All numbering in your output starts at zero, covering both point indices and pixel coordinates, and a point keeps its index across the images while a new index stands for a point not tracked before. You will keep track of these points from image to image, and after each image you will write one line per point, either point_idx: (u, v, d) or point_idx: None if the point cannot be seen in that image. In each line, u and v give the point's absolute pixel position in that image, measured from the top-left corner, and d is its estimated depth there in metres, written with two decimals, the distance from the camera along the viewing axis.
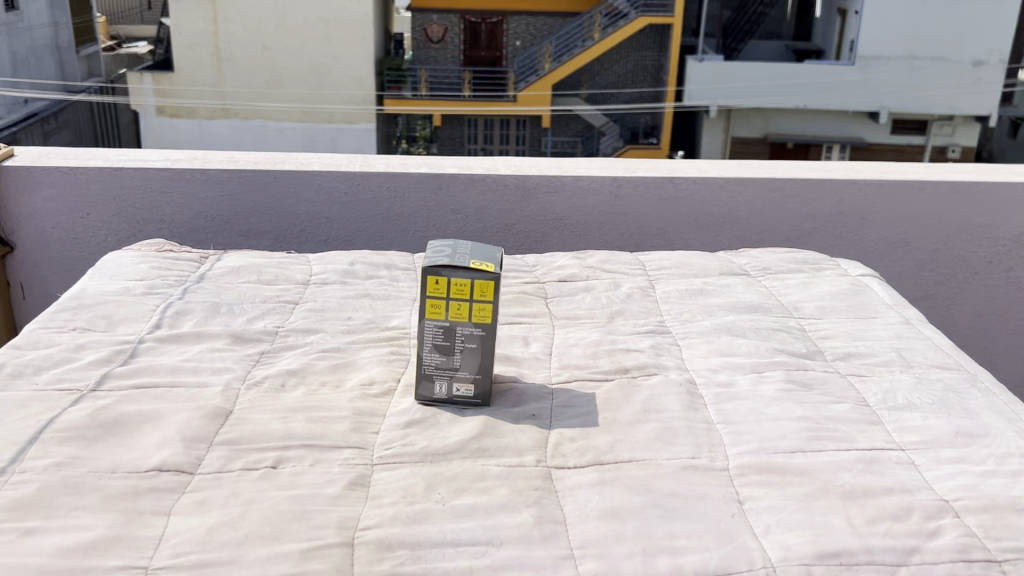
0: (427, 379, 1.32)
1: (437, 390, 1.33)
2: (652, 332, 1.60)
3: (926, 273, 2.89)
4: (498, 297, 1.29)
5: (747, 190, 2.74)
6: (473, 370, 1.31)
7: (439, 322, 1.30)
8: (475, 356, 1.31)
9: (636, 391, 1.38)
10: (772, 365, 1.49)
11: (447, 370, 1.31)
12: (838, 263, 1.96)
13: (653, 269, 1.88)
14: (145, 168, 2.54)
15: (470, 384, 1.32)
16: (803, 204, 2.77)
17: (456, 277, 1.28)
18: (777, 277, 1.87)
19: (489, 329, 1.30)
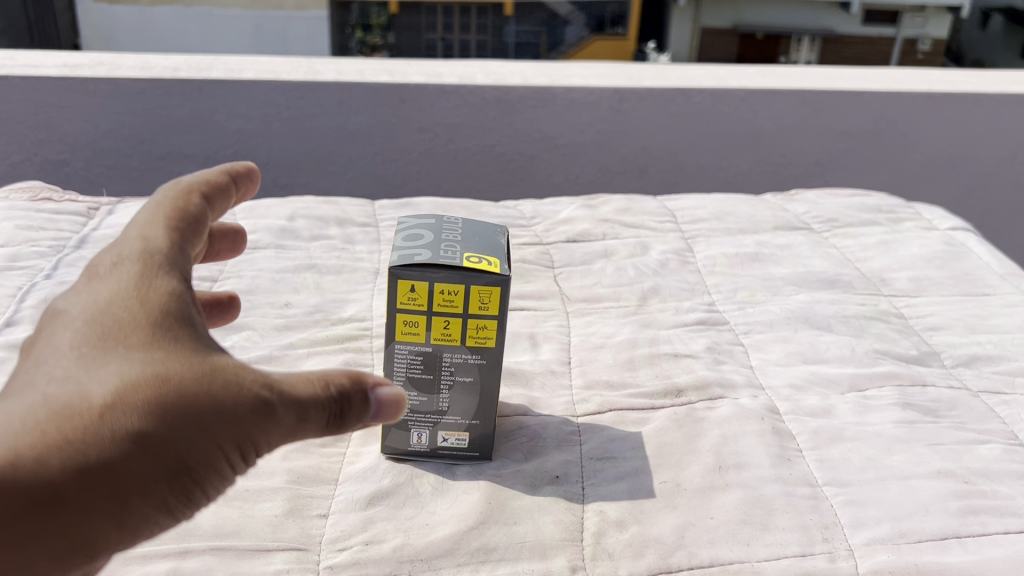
0: (398, 428, 0.89)
1: (414, 442, 0.90)
2: (704, 325, 1.17)
3: (970, 200, 2.48)
4: (506, 312, 0.85)
5: (774, 104, 2.28)
6: (468, 415, 0.89)
7: (418, 347, 0.86)
8: (471, 394, 0.88)
9: (701, 431, 0.96)
10: (878, 378, 1.07)
11: (429, 415, 0.88)
12: (915, 211, 1.54)
13: (686, 222, 1.45)
14: (42, 77, 1.97)
15: (462, 431, 0.90)
16: (837, 121, 2.32)
17: (441, 284, 0.83)
18: (848, 232, 1.45)
19: (492, 356, 0.87)
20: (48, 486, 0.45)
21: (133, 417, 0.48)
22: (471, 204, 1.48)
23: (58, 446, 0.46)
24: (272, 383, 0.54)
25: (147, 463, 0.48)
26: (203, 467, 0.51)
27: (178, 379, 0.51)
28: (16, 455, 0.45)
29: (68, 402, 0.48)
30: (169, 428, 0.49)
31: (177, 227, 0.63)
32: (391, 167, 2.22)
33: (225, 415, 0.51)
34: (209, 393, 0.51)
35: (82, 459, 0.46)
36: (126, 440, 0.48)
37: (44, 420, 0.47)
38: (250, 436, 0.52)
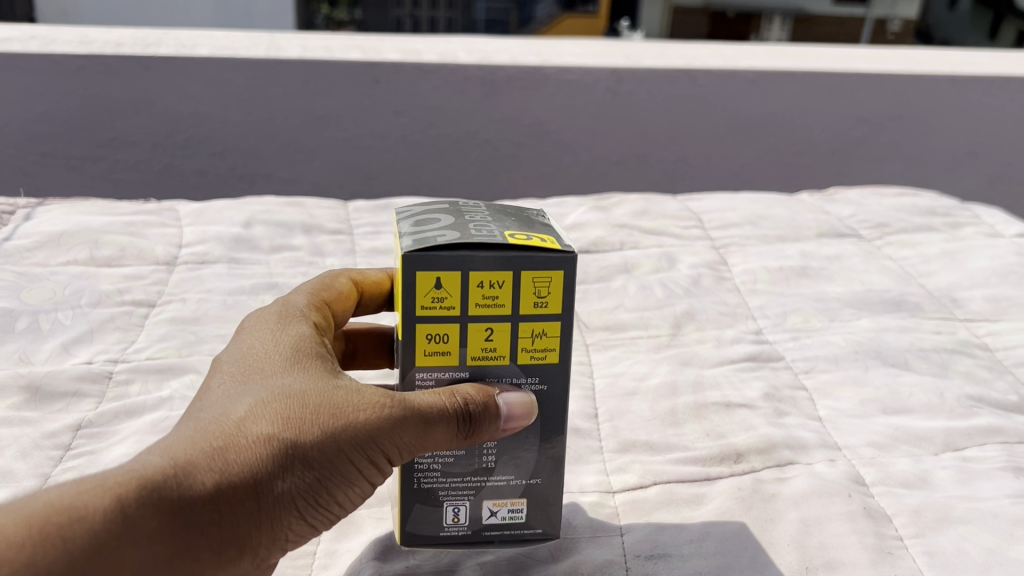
0: (421, 504, 0.62)
1: (449, 524, 0.63)
2: (756, 362, 0.96)
3: (993, 191, 2.28)
4: (572, 306, 0.61)
5: (789, 86, 2.06)
6: (529, 470, 0.64)
7: (448, 373, 0.60)
8: (532, 437, 0.63)
9: (776, 515, 0.74)
10: (979, 435, 0.86)
11: (473, 472, 0.63)
12: (973, 214, 1.34)
13: (715, 228, 1.24)
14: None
15: (516, 501, 0.64)
16: (855, 105, 2.11)
17: (481, 272, 0.58)
18: (902, 240, 1.24)
19: (555, 376, 0.62)
20: (200, 490, 0.48)
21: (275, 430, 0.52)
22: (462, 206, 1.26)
23: (208, 453, 0.50)
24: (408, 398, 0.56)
25: (281, 471, 0.51)
26: (334, 473, 0.54)
27: (308, 395, 0.54)
28: (170, 466, 0.48)
29: (211, 421, 0.52)
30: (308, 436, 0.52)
31: (331, 284, 0.67)
32: (363, 156, 1.98)
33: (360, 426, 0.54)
34: (340, 409, 0.54)
35: (232, 464, 0.50)
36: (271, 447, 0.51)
37: (190, 437, 0.50)
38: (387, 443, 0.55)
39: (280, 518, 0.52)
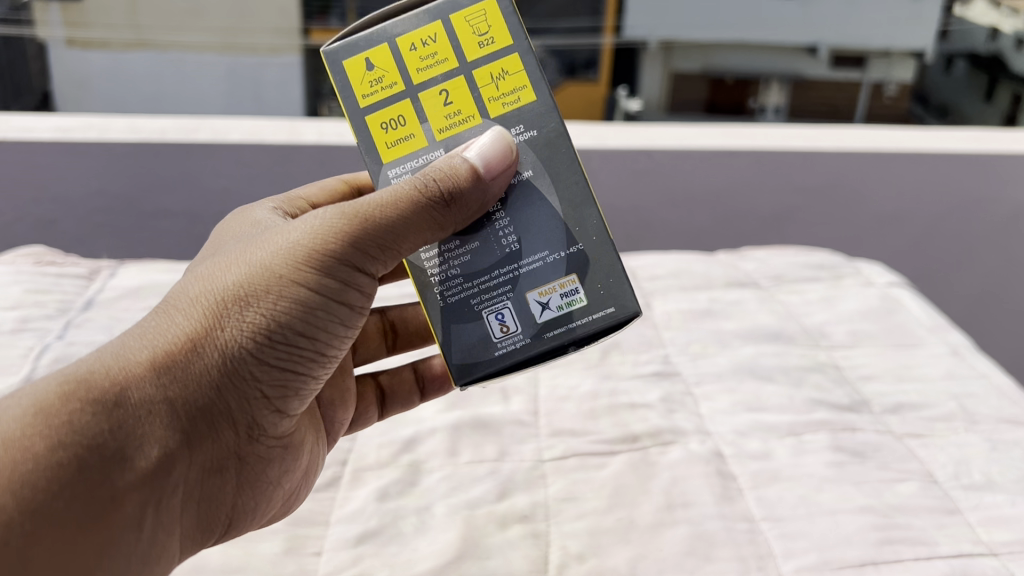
0: (470, 316, 0.84)
1: (502, 330, 0.83)
2: (660, 377, 1.29)
3: (920, 251, 2.55)
4: (503, 37, 0.82)
5: (732, 162, 2.38)
6: (554, 248, 0.83)
7: (425, 154, 0.83)
8: (539, 208, 0.82)
9: (653, 474, 1.08)
10: (813, 425, 1.19)
11: (500, 273, 0.83)
12: (856, 268, 1.67)
13: (646, 279, 1.59)
14: (39, 142, 2.00)
15: (558, 285, 0.83)
16: (789, 177, 2.42)
17: (413, 49, 0.82)
18: (792, 289, 1.58)
19: (530, 113, 0.82)
20: (134, 366, 0.69)
21: (215, 288, 0.72)
22: None
23: (145, 339, 0.71)
24: (339, 217, 0.75)
25: (212, 318, 0.71)
26: (273, 303, 0.73)
27: (230, 264, 0.74)
28: (110, 362, 0.69)
29: (150, 319, 0.73)
30: (246, 280, 0.73)
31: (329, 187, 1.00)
32: None
33: (295, 257, 0.74)
34: (259, 261, 0.73)
35: (173, 330, 0.71)
36: (213, 301, 0.72)
37: (130, 338, 0.72)
38: (326, 255, 0.74)
39: (245, 345, 0.72)
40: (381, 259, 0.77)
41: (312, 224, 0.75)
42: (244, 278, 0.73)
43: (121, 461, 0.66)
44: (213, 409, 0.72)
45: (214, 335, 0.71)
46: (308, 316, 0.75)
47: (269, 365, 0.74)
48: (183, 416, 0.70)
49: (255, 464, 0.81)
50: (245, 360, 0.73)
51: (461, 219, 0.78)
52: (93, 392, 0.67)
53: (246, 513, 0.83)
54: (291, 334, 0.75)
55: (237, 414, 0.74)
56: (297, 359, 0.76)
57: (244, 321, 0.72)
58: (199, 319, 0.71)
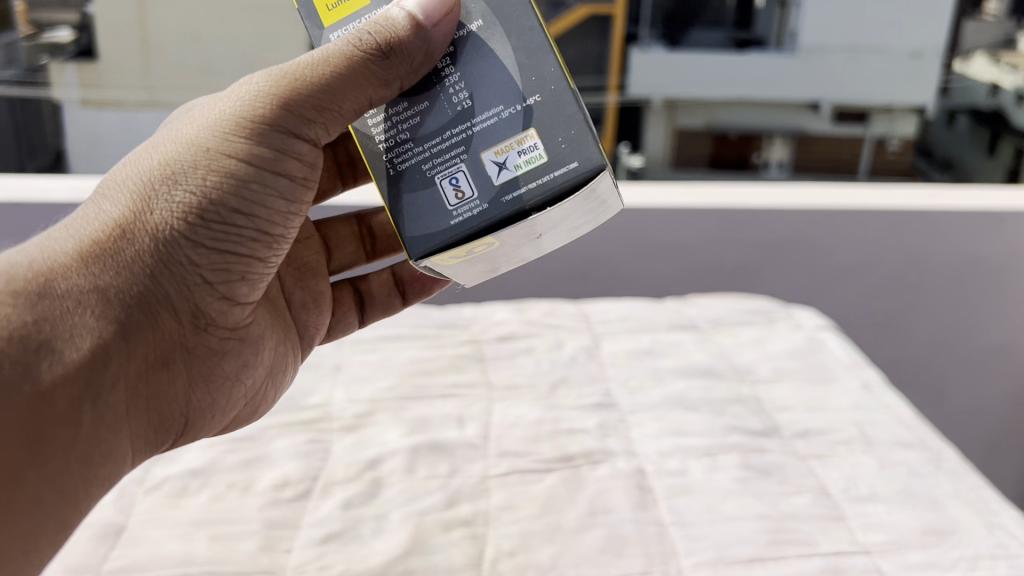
0: (424, 183, 0.82)
1: (459, 196, 0.81)
2: (599, 407, 1.47)
3: (886, 304, 2.48)
4: None
5: (692, 218, 2.38)
6: (509, 102, 0.81)
7: (367, 13, 0.85)
8: (488, 64, 0.81)
9: (581, 487, 1.26)
10: (727, 447, 1.37)
11: (453, 135, 0.82)
12: (789, 314, 1.85)
13: (598, 324, 1.78)
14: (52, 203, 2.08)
15: (520, 142, 0.80)
16: (750, 230, 2.40)
17: None
18: (728, 332, 1.76)
19: None
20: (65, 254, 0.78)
21: (144, 178, 0.81)
22: (419, 310, 1.79)
23: (79, 231, 0.80)
24: (268, 94, 0.82)
25: (142, 206, 0.80)
26: (205, 182, 0.81)
27: (162, 151, 0.82)
28: (45, 252, 0.78)
29: (85, 215, 0.82)
30: (173, 161, 0.81)
31: None
32: None
33: (223, 136, 0.82)
34: (189, 144, 0.82)
35: (104, 220, 0.80)
36: (143, 186, 0.81)
37: (66, 232, 0.81)
38: (254, 133, 0.82)
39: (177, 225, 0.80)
40: (318, 124, 0.83)
41: (241, 105, 0.83)
42: (173, 160, 0.81)
43: (54, 340, 0.73)
44: (150, 289, 0.80)
45: (141, 218, 0.80)
46: (243, 192, 0.82)
47: (206, 249, 0.82)
48: (116, 298, 0.78)
49: (205, 355, 0.88)
50: (178, 242, 0.80)
51: (408, 77, 0.81)
52: (26, 278, 0.75)
53: (202, 409, 0.91)
54: (226, 210, 0.81)
55: (178, 296, 0.82)
56: (238, 241, 0.83)
57: (174, 203, 0.80)
58: (128, 207, 0.80)
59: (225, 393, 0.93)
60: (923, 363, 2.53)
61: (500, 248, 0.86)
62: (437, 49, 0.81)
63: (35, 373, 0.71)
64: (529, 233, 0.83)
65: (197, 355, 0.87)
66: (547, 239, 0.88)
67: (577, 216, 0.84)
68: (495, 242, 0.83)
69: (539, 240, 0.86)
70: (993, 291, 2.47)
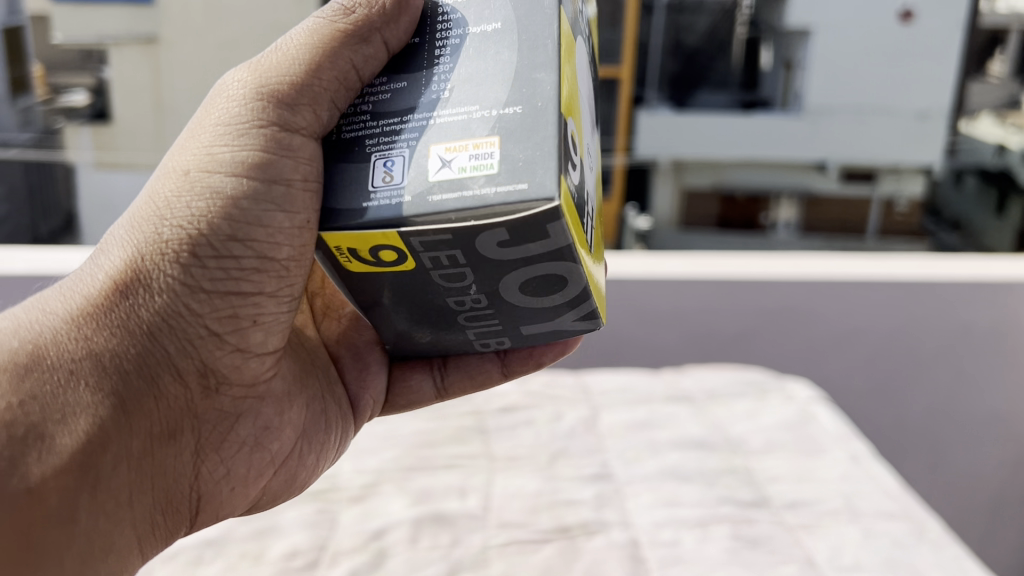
0: (360, 158, 0.76)
1: (385, 180, 0.72)
2: (596, 478, 1.54)
3: (876, 372, 2.50)
4: None
5: (690, 288, 2.43)
6: (491, 106, 0.71)
7: None
8: (483, 65, 0.74)
9: (577, 557, 1.32)
10: (718, 518, 1.43)
11: (415, 120, 0.74)
12: (783, 386, 1.91)
13: (597, 396, 1.84)
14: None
15: (481, 148, 0.70)
16: (744, 300, 2.45)
17: None
18: (722, 404, 1.83)
19: None
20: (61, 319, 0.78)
21: (141, 227, 0.80)
22: None
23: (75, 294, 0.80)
24: (251, 96, 0.81)
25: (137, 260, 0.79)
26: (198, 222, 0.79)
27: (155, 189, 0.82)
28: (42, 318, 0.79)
29: (82, 275, 0.82)
30: (163, 198, 0.80)
31: None
32: None
33: (211, 157, 0.80)
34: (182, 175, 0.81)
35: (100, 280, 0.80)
36: (136, 237, 0.80)
37: (62, 295, 0.81)
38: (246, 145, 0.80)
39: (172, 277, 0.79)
40: (302, 108, 0.79)
41: (231, 109, 0.82)
42: (166, 197, 0.80)
43: (45, 425, 0.73)
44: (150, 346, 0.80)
45: (134, 268, 0.79)
46: (237, 215, 0.79)
47: (204, 296, 0.80)
48: (113, 362, 0.78)
49: (217, 414, 0.86)
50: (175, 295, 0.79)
51: (385, 28, 0.79)
52: (18, 352, 0.76)
53: (218, 478, 0.88)
54: (220, 241, 0.79)
55: (180, 351, 0.81)
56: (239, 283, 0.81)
57: (165, 243, 0.79)
58: (124, 260, 0.80)
59: (244, 457, 0.90)
60: (915, 427, 2.54)
61: (422, 280, 0.77)
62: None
63: (25, 468, 0.71)
64: (455, 274, 0.76)
65: (213, 408, 0.86)
66: (483, 283, 0.77)
67: (528, 278, 0.75)
68: (408, 256, 0.74)
69: (467, 290, 0.78)
70: (982, 359, 2.48)
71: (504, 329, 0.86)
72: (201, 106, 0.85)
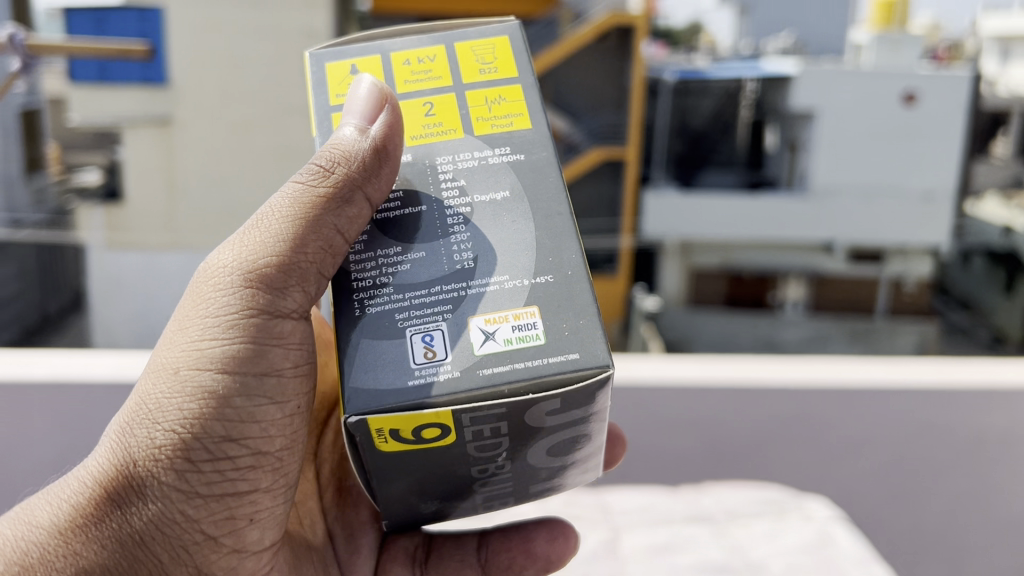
0: (395, 334, 1.00)
1: (438, 355, 0.98)
2: None
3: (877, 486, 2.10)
4: (509, 82, 1.18)
5: (695, 401, 2.08)
6: (516, 275, 1.03)
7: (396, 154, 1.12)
8: (496, 233, 1.06)
9: None
10: None
11: (444, 291, 1.02)
12: (802, 502, 1.91)
13: (618, 513, 1.87)
14: (90, 382, 1.82)
15: (524, 319, 1.00)
16: (738, 407, 2.09)
17: (414, 72, 1.18)
18: (742, 524, 1.84)
19: (522, 138, 1.14)
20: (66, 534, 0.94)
21: (126, 443, 0.96)
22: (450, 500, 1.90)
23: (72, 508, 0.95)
24: (235, 292, 0.99)
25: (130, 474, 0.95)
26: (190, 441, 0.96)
27: (145, 392, 0.97)
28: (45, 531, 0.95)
29: (79, 476, 0.97)
30: (155, 407, 0.96)
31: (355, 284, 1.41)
32: None
33: (199, 365, 0.97)
34: (170, 380, 0.97)
35: (97, 493, 0.95)
36: (129, 449, 0.95)
37: (60, 504, 0.96)
38: (232, 339, 0.98)
39: (170, 494, 0.96)
40: (292, 291, 1.02)
41: (220, 300, 0.99)
42: (156, 409, 0.96)
43: None
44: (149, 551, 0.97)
45: (127, 475, 0.95)
46: (231, 414, 0.98)
47: (198, 506, 0.98)
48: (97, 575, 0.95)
49: None
50: (172, 506, 0.97)
51: (368, 186, 1.04)
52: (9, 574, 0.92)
53: None
54: (212, 449, 0.97)
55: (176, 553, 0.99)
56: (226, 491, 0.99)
57: (160, 454, 0.95)
58: (120, 470, 0.95)
59: None
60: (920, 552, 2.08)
61: (449, 452, 1.00)
62: (393, 155, 1.06)
63: None
64: (488, 444, 1.01)
65: None
66: (516, 443, 1.02)
67: (552, 442, 1.04)
68: (450, 431, 0.97)
69: (494, 456, 1.03)
70: (995, 473, 2.08)
71: (514, 487, 1.12)
72: (189, 288, 1.02)
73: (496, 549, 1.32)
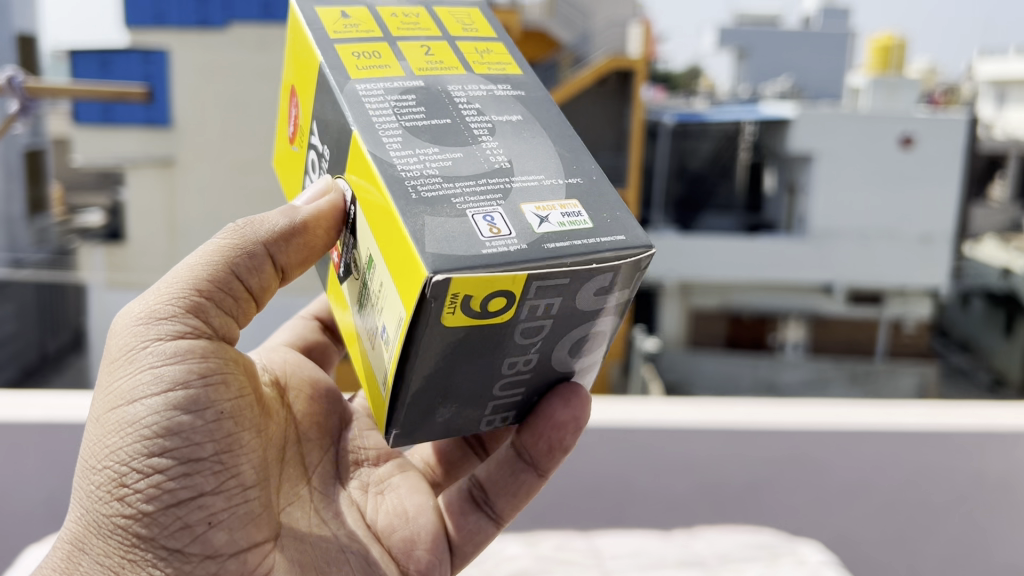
0: (457, 213, 0.90)
1: (502, 229, 0.89)
2: None
3: (876, 530, 2.08)
4: (494, 40, 1.15)
5: (695, 444, 2.07)
6: (551, 174, 0.98)
7: (404, 79, 1.05)
8: (524, 142, 1.01)
9: None
10: None
11: (489, 184, 0.95)
12: (795, 547, 1.89)
13: (609, 557, 1.86)
14: (81, 422, 1.81)
15: (573, 208, 0.94)
16: (740, 448, 2.07)
17: (405, 23, 1.13)
18: (734, 568, 1.82)
19: (518, 80, 1.11)
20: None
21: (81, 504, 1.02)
22: None
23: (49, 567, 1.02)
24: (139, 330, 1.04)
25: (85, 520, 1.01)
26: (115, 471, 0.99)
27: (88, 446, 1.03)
28: None
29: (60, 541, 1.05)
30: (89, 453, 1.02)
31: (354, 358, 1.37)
32: None
33: (114, 401, 1.01)
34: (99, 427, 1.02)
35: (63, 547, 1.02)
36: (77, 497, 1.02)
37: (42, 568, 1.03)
38: (136, 367, 1.02)
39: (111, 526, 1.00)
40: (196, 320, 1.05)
41: (123, 342, 1.04)
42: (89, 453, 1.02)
43: None
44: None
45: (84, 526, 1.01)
46: (147, 431, 0.99)
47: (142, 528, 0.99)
48: None
49: None
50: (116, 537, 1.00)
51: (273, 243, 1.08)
52: None
53: None
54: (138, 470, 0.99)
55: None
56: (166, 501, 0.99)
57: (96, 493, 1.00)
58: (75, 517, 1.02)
59: None
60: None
61: (501, 331, 0.92)
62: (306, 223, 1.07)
63: None
64: (533, 329, 0.94)
65: None
66: (558, 325, 0.95)
67: (585, 331, 0.99)
68: (514, 302, 0.89)
69: (531, 344, 0.96)
70: (993, 515, 2.08)
71: (526, 386, 1.05)
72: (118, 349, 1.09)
73: (527, 444, 1.14)
